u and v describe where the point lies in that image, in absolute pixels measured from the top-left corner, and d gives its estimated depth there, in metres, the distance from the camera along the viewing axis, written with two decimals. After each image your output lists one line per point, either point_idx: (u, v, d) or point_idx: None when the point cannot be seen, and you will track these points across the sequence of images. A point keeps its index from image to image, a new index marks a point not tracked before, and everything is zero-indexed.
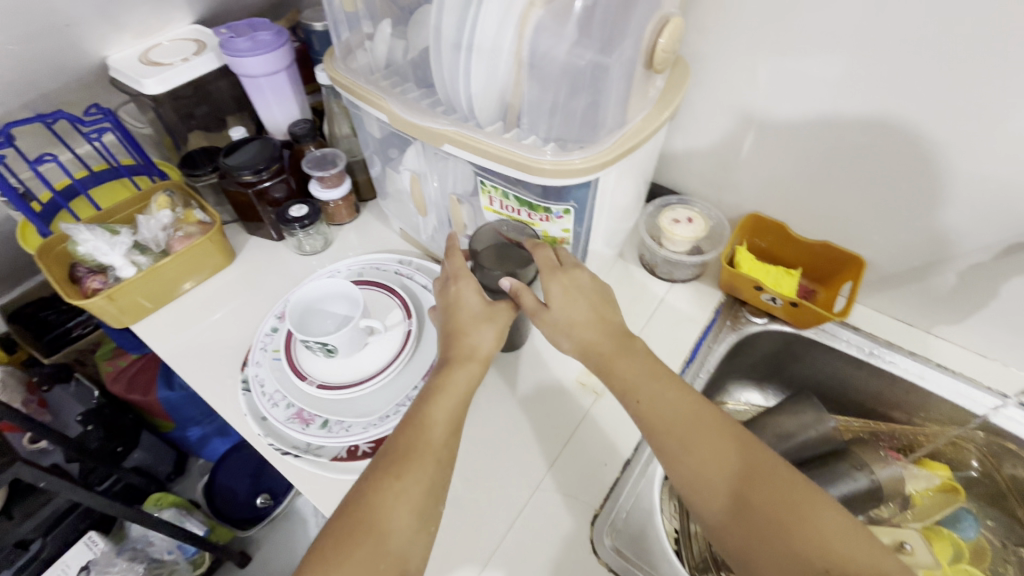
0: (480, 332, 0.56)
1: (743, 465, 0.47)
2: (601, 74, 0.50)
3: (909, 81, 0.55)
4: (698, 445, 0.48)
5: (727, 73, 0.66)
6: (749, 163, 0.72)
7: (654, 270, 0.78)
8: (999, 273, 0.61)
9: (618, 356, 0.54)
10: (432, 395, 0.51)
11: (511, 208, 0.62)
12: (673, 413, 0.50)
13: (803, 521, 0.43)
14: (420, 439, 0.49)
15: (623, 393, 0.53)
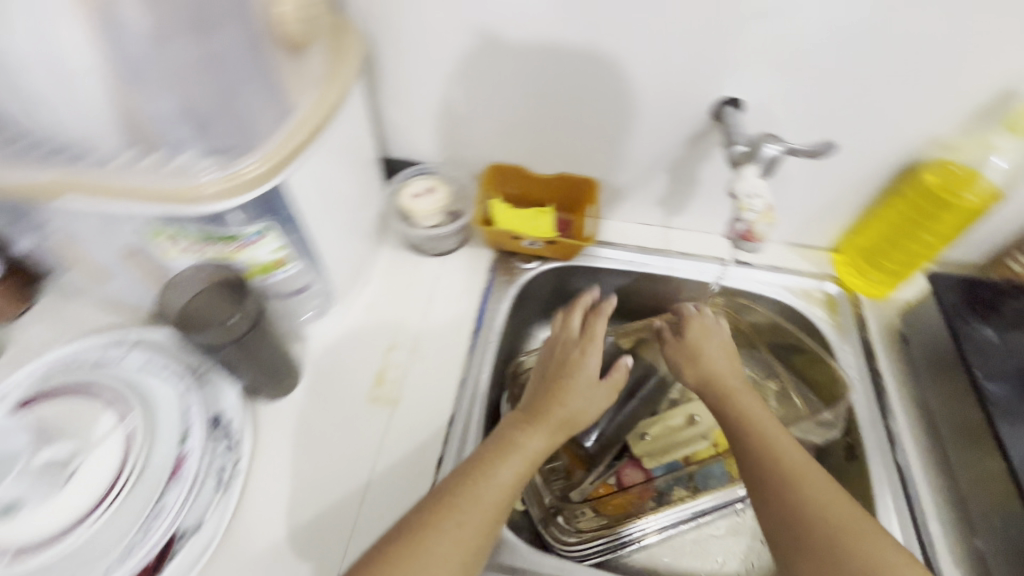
0: (573, 401, 0.57)
1: (823, 499, 0.47)
2: (217, 61, 0.45)
3: (563, 3, 0.56)
4: (784, 475, 0.49)
5: (405, 29, 0.61)
6: (467, 116, 0.70)
7: (420, 249, 0.74)
8: (694, 161, 0.69)
9: (739, 392, 0.58)
10: (525, 441, 0.53)
11: (203, 246, 0.51)
12: (761, 440, 0.52)
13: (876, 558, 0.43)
14: (484, 485, 0.49)
15: (738, 419, 0.55)
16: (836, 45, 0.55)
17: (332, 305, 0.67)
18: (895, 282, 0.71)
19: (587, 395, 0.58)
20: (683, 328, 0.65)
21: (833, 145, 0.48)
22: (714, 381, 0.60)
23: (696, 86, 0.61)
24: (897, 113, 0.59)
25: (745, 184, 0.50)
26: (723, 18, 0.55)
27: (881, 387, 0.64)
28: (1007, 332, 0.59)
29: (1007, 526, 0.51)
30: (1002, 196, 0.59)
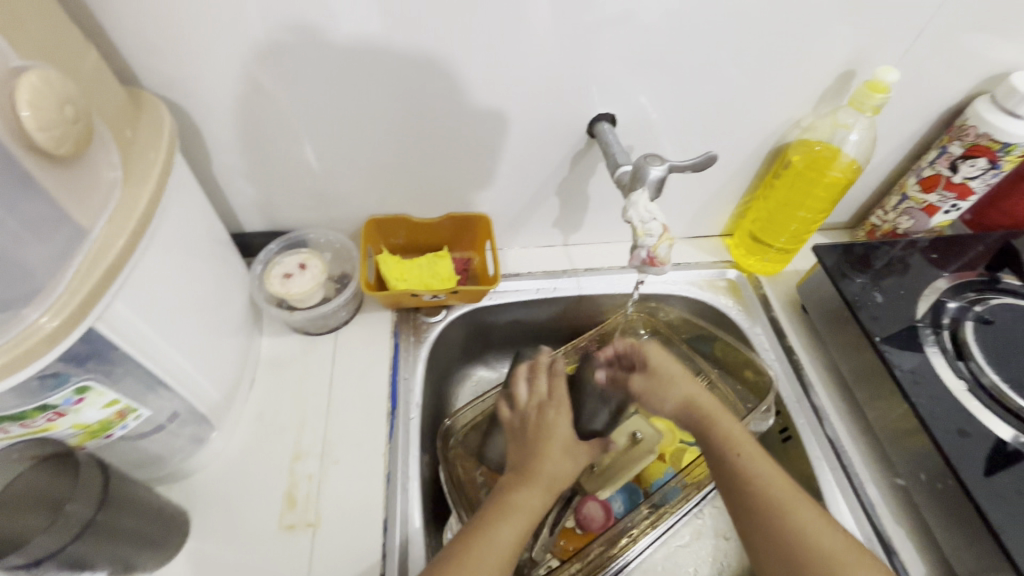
0: (557, 460, 0.54)
1: (816, 533, 0.45)
2: None
3: (409, 42, 0.50)
4: (772, 510, 0.46)
5: (229, 91, 0.52)
6: (329, 173, 0.62)
7: (304, 329, 0.64)
8: (580, 179, 0.67)
9: (721, 415, 0.53)
10: (515, 497, 0.50)
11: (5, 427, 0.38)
12: (747, 476, 0.48)
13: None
14: (492, 553, 0.46)
15: (724, 445, 0.51)
16: (691, 50, 0.54)
17: (212, 433, 0.54)
18: (786, 258, 0.73)
19: (568, 452, 0.55)
20: (643, 363, 0.60)
21: (714, 155, 0.48)
22: (688, 404, 0.55)
23: (566, 107, 0.58)
24: (756, 104, 0.60)
25: (640, 210, 0.48)
26: (579, 37, 0.52)
27: (797, 361, 0.66)
28: (886, 286, 0.63)
29: (930, 479, 0.53)
30: (861, 167, 0.63)
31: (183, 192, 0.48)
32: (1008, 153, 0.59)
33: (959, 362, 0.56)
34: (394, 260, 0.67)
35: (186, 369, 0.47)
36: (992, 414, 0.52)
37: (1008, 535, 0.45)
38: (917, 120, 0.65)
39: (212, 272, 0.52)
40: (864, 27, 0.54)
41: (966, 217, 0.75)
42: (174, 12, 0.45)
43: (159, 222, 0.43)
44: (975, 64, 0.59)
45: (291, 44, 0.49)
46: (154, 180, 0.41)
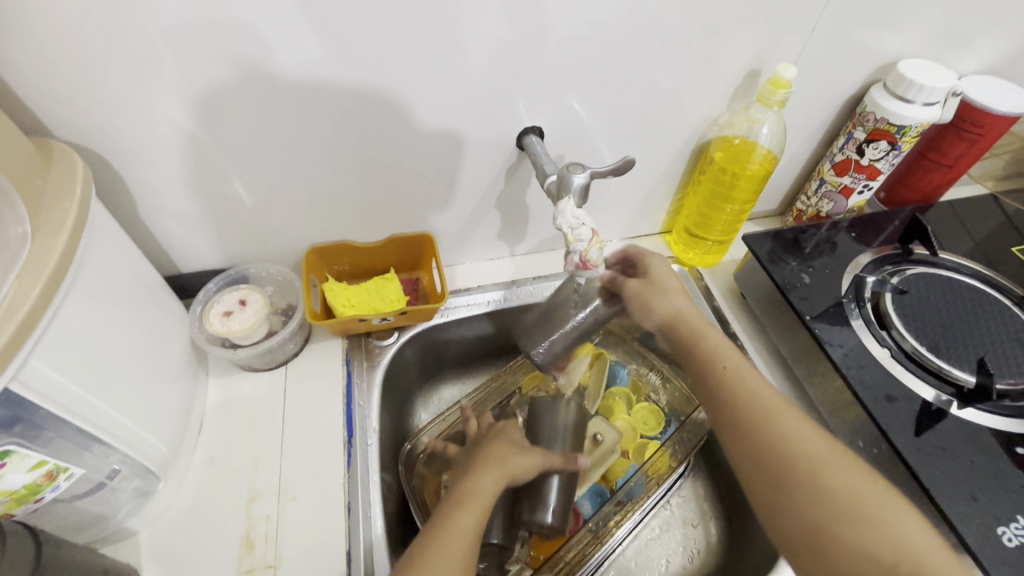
0: (509, 451, 0.55)
1: (807, 449, 0.44)
2: None
3: (327, 73, 0.51)
4: (765, 418, 0.46)
5: (146, 134, 0.51)
6: (263, 207, 0.61)
7: (252, 366, 0.63)
8: (518, 191, 0.68)
9: (710, 333, 0.53)
10: (473, 486, 0.51)
11: None
12: (733, 392, 0.49)
13: (848, 497, 0.41)
14: (450, 537, 0.46)
15: (712, 362, 0.51)
16: (605, 59, 0.57)
17: (159, 485, 0.52)
18: (723, 249, 0.77)
19: (517, 445, 0.57)
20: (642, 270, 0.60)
21: (630, 159, 0.52)
22: (676, 321, 0.55)
23: (493, 123, 0.60)
24: (674, 107, 0.64)
25: (568, 217, 0.50)
26: (496, 55, 0.53)
27: (740, 346, 0.69)
28: (815, 266, 0.66)
29: (867, 445, 0.56)
30: (777, 157, 0.67)
31: (104, 240, 0.46)
32: (905, 135, 0.64)
33: (883, 331, 0.59)
34: (343, 288, 0.66)
35: (122, 422, 0.45)
36: (916, 377, 0.56)
37: (937, 489, 0.49)
38: (824, 109, 0.69)
39: (145, 318, 0.51)
40: (763, 29, 0.58)
41: (881, 195, 0.81)
42: (79, 60, 0.44)
43: (77, 273, 0.42)
44: (867, 55, 0.64)
45: (207, 83, 0.49)
46: (66, 232, 0.40)
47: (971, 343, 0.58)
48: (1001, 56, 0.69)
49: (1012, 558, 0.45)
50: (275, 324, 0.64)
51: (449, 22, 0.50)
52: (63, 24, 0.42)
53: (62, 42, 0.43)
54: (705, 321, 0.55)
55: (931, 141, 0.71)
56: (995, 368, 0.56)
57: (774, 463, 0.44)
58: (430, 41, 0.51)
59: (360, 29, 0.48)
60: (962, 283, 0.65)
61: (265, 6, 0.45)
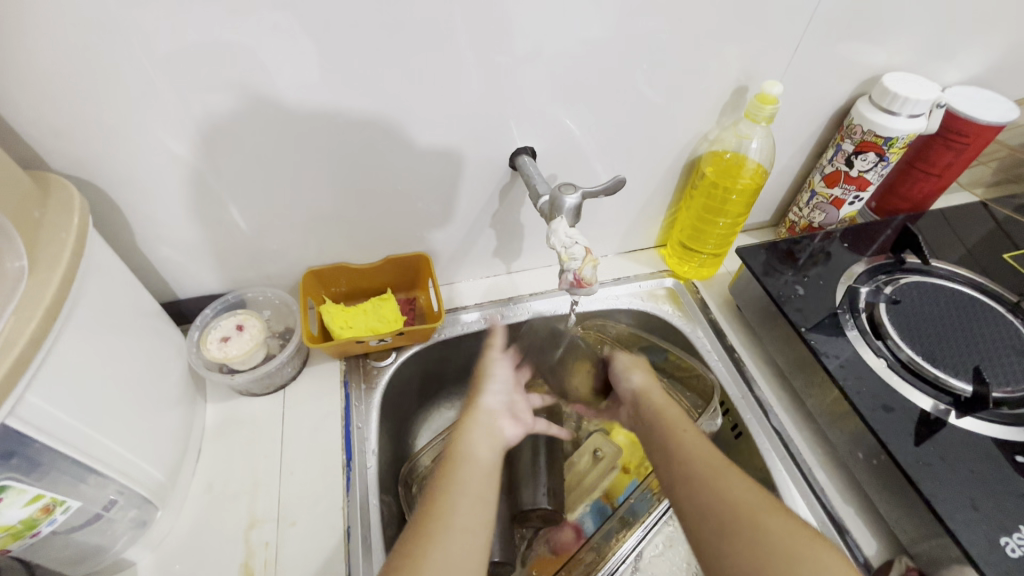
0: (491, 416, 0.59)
1: (721, 470, 0.47)
2: None
3: (320, 101, 0.52)
4: (690, 462, 0.49)
5: (143, 163, 0.52)
6: (259, 233, 0.62)
7: (249, 391, 0.63)
8: (512, 211, 0.69)
9: (665, 409, 0.58)
10: (461, 447, 0.54)
11: None
12: (676, 449, 0.51)
13: (777, 545, 0.41)
14: (465, 486, 0.48)
15: (663, 438, 0.54)
16: (594, 80, 0.58)
17: (157, 513, 0.51)
18: (718, 262, 0.77)
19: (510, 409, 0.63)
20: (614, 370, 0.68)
21: (621, 178, 0.53)
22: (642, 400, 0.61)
23: (486, 144, 0.60)
24: (664, 124, 0.65)
25: (560, 236, 0.51)
26: (487, 79, 0.55)
27: (737, 358, 0.69)
28: (809, 277, 0.67)
29: (867, 456, 0.56)
30: (767, 171, 0.68)
31: (101, 270, 0.47)
32: (892, 147, 0.65)
33: (879, 341, 0.60)
34: (340, 310, 0.66)
35: (120, 452, 0.45)
36: (913, 387, 0.56)
37: (937, 500, 0.49)
38: (811, 123, 0.70)
39: (142, 346, 0.51)
40: (749, 47, 0.59)
41: (872, 205, 0.81)
42: (77, 93, 0.45)
43: (74, 304, 0.42)
44: (852, 69, 0.65)
45: (203, 112, 0.49)
46: (63, 264, 0.40)
47: (967, 352, 0.58)
48: (983, 67, 0.70)
49: (1016, 569, 0.45)
50: (272, 347, 0.64)
51: (440, 49, 0.51)
52: (62, 59, 0.43)
53: (60, 76, 0.44)
54: (666, 399, 0.60)
55: (918, 152, 0.72)
56: (990, 377, 0.56)
57: (692, 485, 0.47)
58: (421, 66, 0.52)
59: (353, 56, 0.49)
60: (956, 291, 0.65)
61: (259, 38, 0.46)
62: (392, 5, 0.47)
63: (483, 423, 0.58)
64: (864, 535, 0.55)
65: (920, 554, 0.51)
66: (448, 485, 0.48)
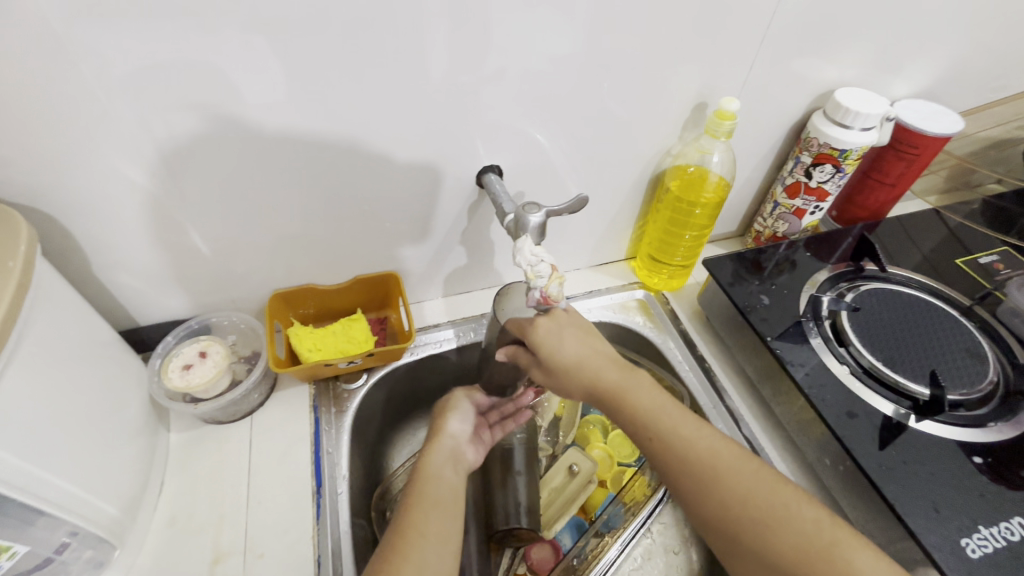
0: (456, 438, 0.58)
1: (795, 523, 0.45)
2: None
3: (281, 123, 0.51)
4: (715, 478, 0.47)
5: (97, 189, 0.50)
6: (222, 256, 0.60)
7: (215, 418, 0.61)
8: (481, 227, 0.69)
9: (624, 389, 0.51)
10: (431, 472, 0.53)
11: None
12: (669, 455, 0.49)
13: (802, 542, 0.44)
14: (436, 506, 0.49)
15: (640, 432, 0.50)
16: (557, 98, 0.59)
17: (115, 553, 0.50)
18: (687, 272, 0.79)
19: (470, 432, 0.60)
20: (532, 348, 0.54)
21: (584, 196, 0.54)
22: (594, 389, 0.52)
23: (451, 163, 0.61)
24: (629, 140, 0.66)
25: (526, 254, 0.51)
26: (451, 98, 0.55)
27: (708, 368, 0.70)
28: (775, 286, 0.68)
29: (835, 462, 0.57)
30: (729, 183, 0.69)
31: (50, 299, 0.45)
32: (847, 159, 0.67)
33: (841, 348, 0.61)
34: (309, 333, 0.65)
35: (71, 491, 0.43)
36: (875, 392, 0.57)
37: (901, 504, 0.50)
38: (771, 136, 0.72)
39: (96, 376, 0.49)
40: (706, 64, 0.61)
41: (832, 213, 0.84)
42: (25, 121, 0.44)
43: (19, 339, 0.40)
44: (806, 85, 0.67)
45: (160, 137, 0.49)
46: (8, 295, 0.39)
47: (925, 356, 0.60)
48: (929, 80, 0.73)
49: (976, 569, 0.46)
50: (238, 373, 0.62)
51: (401, 70, 0.51)
52: (10, 87, 0.42)
53: (6, 105, 0.43)
54: (623, 373, 0.52)
55: (873, 162, 0.75)
56: (946, 380, 0.58)
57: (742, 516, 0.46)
58: (384, 88, 0.52)
59: (314, 79, 0.49)
60: (911, 296, 0.67)
61: (216, 62, 0.45)
62: (352, 28, 0.47)
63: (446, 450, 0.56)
64: None
65: (889, 556, 0.52)
66: (418, 504, 0.49)
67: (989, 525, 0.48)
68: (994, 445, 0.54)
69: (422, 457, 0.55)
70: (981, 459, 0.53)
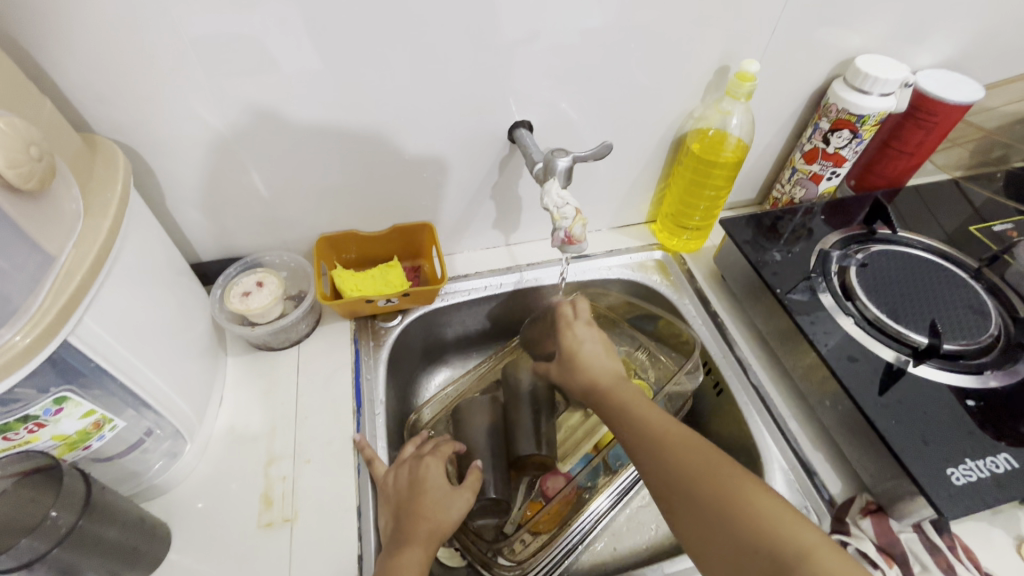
0: (433, 513, 0.55)
1: (771, 516, 0.41)
2: None
3: (335, 76, 0.56)
4: (656, 441, 0.48)
5: (173, 132, 0.57)
6: (276, 199, 0.67)
7: (267, 344, 0.68)
8: (511, 182, 0.74)
9: (615, 389, 0.55)
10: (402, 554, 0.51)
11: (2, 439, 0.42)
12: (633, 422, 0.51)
13: (740, 509, 0.42)
14: None
15: (614, 415, 0.53)
16: (586, 58, 0.62)
17: (186, 448, 0.57)
18: (703, 235, 0.82)
19: (444, 497, 0.57)
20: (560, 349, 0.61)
21: (609, 143, 0.58)
22: (593, 388, 0.56)
23: (485, 119, 0.65)
24: (654, 101, 0.69)
25: (553, 197, 0.57)
26: (488, 57, 0.59)
27: (720, 322, 0.74)
28: (791, 248, 0.71)
29: (834, 405, 0.61)
30: (748, 145, 0.72)
31: (141, 222, 0.52)
32: (865, 124, 0.70)
33: (848, 302, 0.65)
34: (350, 274, 0.71)
35: (158, 386, 0.51)
36: (877, 342, 0.61)
37: (894, 440, 0.54)
38: (793, 102, 0.75)
39: (174, 297, 0.56)
40: (731, 29, 0.64)
41: (851, 183, 0.86)
42: (114, 63, 0.50)
43: (119, 251, 0.47)
44: (829, 52, 0.70)
45: (230, 84, 0.54)
46: (111, 215, 0.45)
47: (927, 309, 0.63)
48: (954, 51, 0.75)
49: (958, 494, 0.50)
50: (288, 306, 0.69)
51: (445, 28, 0.56)
52: (105, 31, 0.48)
53: (100, 47, 0.49)
54: (620, 380, 0.56)
55: (893, 131, 0.77)
56: (946, 330, 0.61)
57: (662, 489, 0.47)
58: (428, 45, 0.56)
59: (366, 34, 0.54)
60: (920, 258, 0.70)
61: (280, 15, 0.50)
62: None
63: (425, 525, 0.54)
64: (830, 476, 0.60)
65: (879, 489, 0.57)
66: None
67: (975, 459, 0.52)
68: (987, 391, 0.57)
69: (399, 539, 0.52)
70: (974, 402, 0.56)
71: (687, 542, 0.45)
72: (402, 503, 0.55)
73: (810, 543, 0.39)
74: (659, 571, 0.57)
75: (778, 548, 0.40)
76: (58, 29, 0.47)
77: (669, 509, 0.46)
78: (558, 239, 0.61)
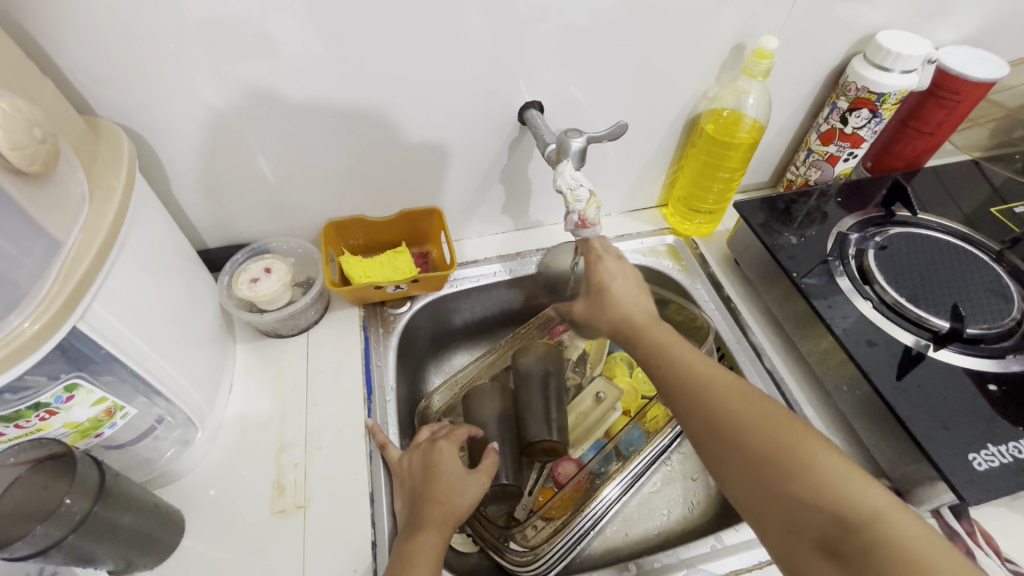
0: (448, 497, 0.55)
1: (836, 477, 0.39)
2: None
3: (340, 58, 0.55)
4: (704, 392, 0.46)
5: (177, 116, 0.56)
6: (283, 184, 0.66)
7: (277, 331, 0.68)
8: (520, 166, 0.72)
9: (651, 330, 0.52)
10: (417, 540, 0.51)
11: (13, 427, 0.41)
12: (674, 364, 0.48)
13: (802, 468, 0.40)
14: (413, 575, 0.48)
15: (650, 357, 0.51)
16: (598, 36, 0.60)
17: (197, 434, 0.57)
18: (717, 218, 0.81)
19: (459, 481, 0.56)
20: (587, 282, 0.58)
21: (624, 123, 0.57)
22: (624, 325, 0.53)
23: (495, 100, 0.64)
24: (667, 81, 0.67)
25: (566, 178, 0.56)
26: (498, 36, 0.58)
27: (733, 308, 0.73)
28: (806, 232, 0.70)
29: (852, 390, 0.60)
30: (764, 126, 0.70)
31: (147, 208, 0.51)
32: (885, 103, 0.68)
33: (866, 286, 0.63)
34: (358, 260, 0.70)
35: (168, 373, 0.50)
36: (896, 326, 0.60)
37: (914, 425, 0.53)
38: (809, 81, 0.73)
39: (182, 284, 0.55)
40: (748, 5, 0.61)
41: (868, 164, 0.84)
42: (114, 47, 0.49)
43: (127, 236, 0.46)
44: (848, 28, 0.67)
45: (233, 67, 0.53)
46: (116, 201, 0.44)
47: (947, 292, 0.62)
48: (978, 28, 0.72)
49: (979, 480, 0.49)
50: (297, 293, 0.68)
51: (454, 5, 0.54)
52: (105, 11, 0.46)
53: (100, 28, 0.47)
54: (653, 320, 0.53)
55: (914, 109, 0.75)
56: (967, 314, 0.60)
57: (709, 443, 0.45)
58: (435, 24, 0.55)
59: (370, 13, 0.52)
60: (938, 240, 0.69)
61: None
62: None
63: (440, 510, 0.53)
64: None
65: (896, 475, 0.56)
66: None
67: (997, 444, 0.51)
68: (1009, 375, 0.56)
69: (413, 527, 0.52)
70: (996, 387, 0.55)
71: (739, 500, 0.43)
72: (416, 488, 0.55)
73: (879, 506, 0.37)
74: (675, 556, 0.57)
75: (844, 508, 0.38)
76: (56, 10, 0.45)
77: (716, 459, 0.44)
78: (570, 222, 0.60)
